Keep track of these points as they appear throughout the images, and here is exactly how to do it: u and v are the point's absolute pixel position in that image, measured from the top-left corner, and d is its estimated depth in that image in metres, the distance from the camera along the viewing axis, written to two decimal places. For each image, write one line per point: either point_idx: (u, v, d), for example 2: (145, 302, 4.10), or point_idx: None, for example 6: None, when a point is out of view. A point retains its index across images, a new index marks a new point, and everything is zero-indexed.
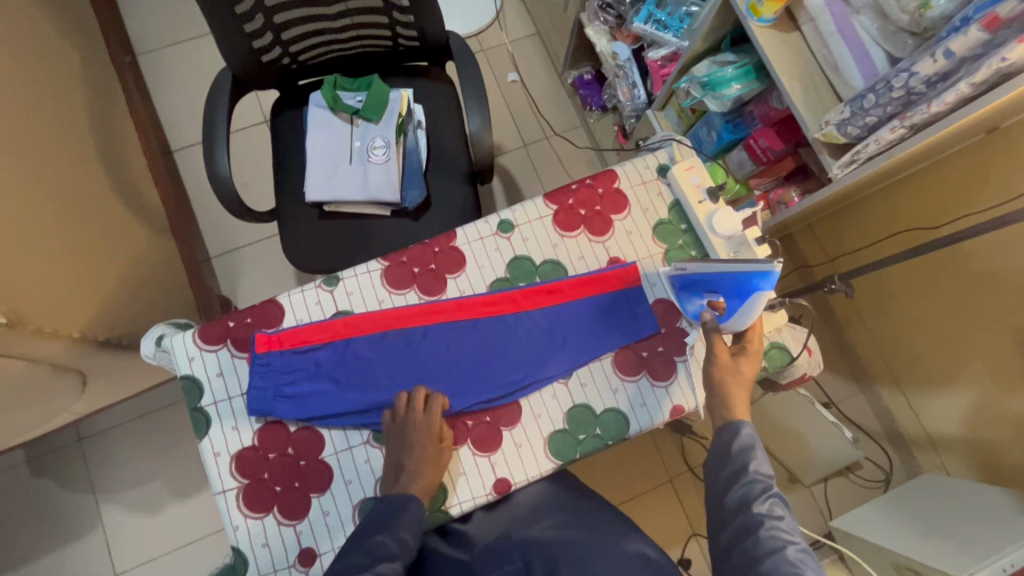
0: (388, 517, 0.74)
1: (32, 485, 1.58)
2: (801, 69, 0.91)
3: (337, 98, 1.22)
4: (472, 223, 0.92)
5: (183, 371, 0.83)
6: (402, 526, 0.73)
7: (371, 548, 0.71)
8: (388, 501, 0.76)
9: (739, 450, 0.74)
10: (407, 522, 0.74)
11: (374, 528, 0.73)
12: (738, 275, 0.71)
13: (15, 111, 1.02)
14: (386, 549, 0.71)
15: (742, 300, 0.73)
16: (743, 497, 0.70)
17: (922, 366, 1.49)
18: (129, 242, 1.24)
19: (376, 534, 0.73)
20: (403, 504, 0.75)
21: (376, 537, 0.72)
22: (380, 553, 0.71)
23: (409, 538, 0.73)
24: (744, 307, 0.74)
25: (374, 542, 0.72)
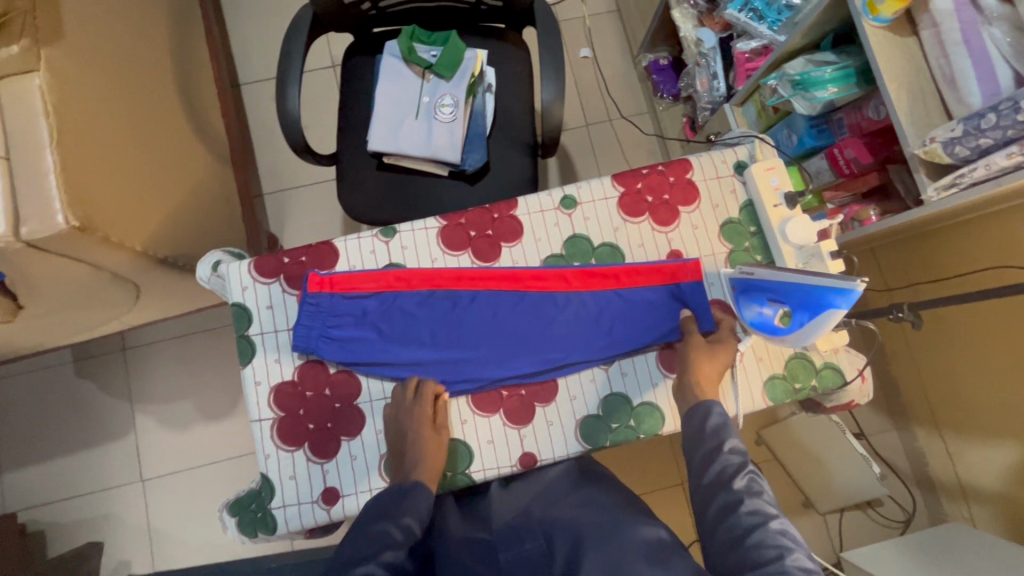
0: (393, 505, 0.74)
1: (76, 384, 1.67)
2: (911, 78, 0.85)
3: (412, 50, 1.20)
4: (535, 194, 0.89)
5: (236, 298, 0.84)
6: (405, 513, 0.73)
7: (376, 537, 0.71)
8: (392, 490, 0.76)
9: (712, 431, 0.75)
10: (413, 504, 0.74)
11: (377, 517, 0.73)
12: (811, 288, 0.68)
13: (105, 23, 1.04)
14: (390, 539, 0.70)
15: (810, 315, 0.70)
16: (718, 477, 0.71)
17: (966, 413, 1.40)
18: (193, 167, 1.26)
19: (380, 522, 0.72)
20: (409, 493, 0.75)
21: (378, 527, 0.72)
22: (385, 542, 0.70)
23: (413, 526, 0.73)
24: (811, 323, 0.70)
25: (379, 530, 0.71)
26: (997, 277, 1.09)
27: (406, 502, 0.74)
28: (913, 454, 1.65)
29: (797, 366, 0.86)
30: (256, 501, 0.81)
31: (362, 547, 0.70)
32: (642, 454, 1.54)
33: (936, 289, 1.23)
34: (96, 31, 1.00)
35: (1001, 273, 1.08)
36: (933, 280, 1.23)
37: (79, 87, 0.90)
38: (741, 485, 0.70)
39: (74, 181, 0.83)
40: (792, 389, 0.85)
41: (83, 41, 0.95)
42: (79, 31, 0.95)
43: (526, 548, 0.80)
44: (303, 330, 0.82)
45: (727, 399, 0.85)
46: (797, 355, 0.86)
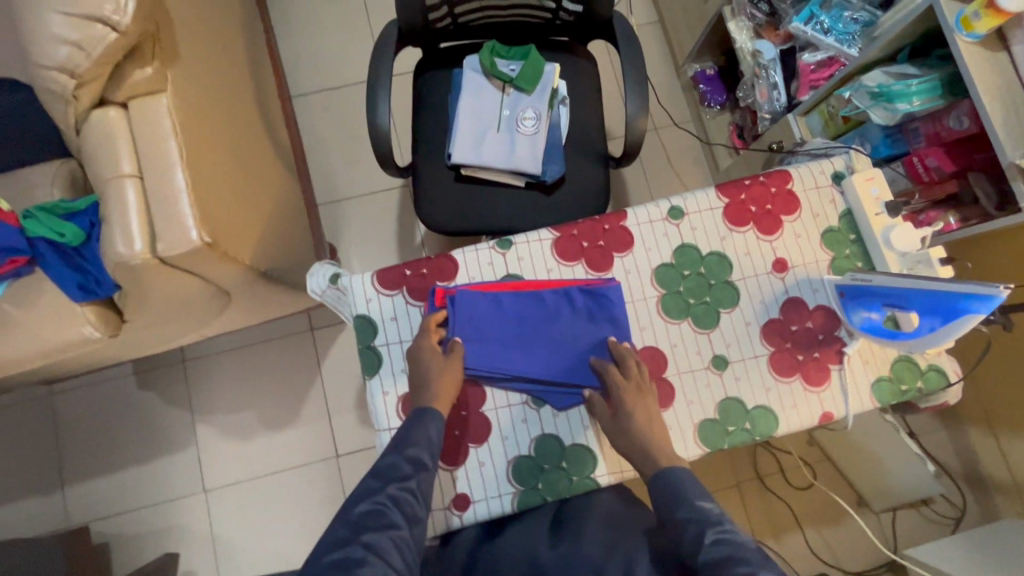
0: (403, 438, 0.76)
1: (135, 396, 1.67)
2: (1005, 92, 0.89)
3: (493, 64, 1.23)
4: (643, 205, 0.92)
5: (360, 310, 0.87)
6: (414, 444, 0.75)
7: (384, 468, 0.73)
8: (407, 422, 0.78)
9: (669, 503, 0.73)
10: (425, 433, 0.76)
11: (387, 449, 0.75)
12: (940, 295, 0.70)
13: (204, 42, 1.07)
14: (399, 472, 0.72)
15: (939, 322, 0.73)
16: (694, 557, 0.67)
17: (1023, 411, 1.43)
18: (273, 181, 1.29)
19: (392, 450, 0.75)
20: (421, 421, 0.77)
21: (387, 460, 0.74)
22: (393, 472, 0.73)
23: (420, 456, 0.74)
24: (939, 329, 0.73)
25: (388, 460, 0.74)
26: None
27: (416, 432, 0.76)
28: (964, 453, 1.68)
29: (903, 369, 0.89)
30: None
31: (371, 480, 0.72)
32: None
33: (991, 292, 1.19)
34: (199, 50, 1.03)
35: None
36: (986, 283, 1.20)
37: (196, 107, 0.93)
38: (715, 555, 0.65)
39: (203, 198, 0.85)
40: (899, 391, 0.88)
41: (193, 61, 0.98)
42: (189, 52, 0.97)
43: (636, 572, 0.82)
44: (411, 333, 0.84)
45: (837, 402, 0.88)
46: (903, 357, 0.89)
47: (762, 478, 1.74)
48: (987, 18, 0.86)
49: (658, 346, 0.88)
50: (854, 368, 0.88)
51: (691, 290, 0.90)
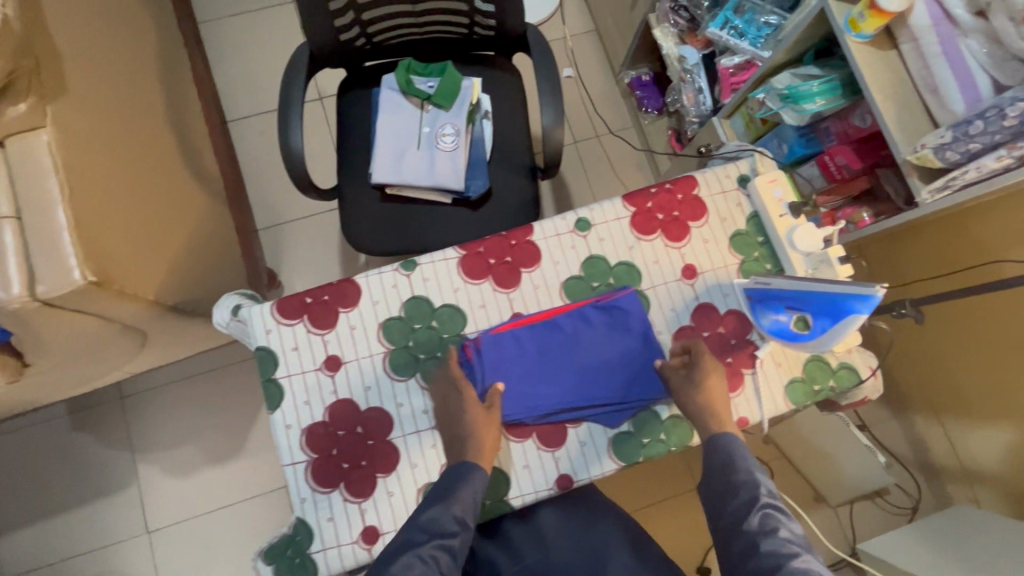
0: (445, 491, 0.74)
1: (72, 438, 1.61)
2: (896, 89, 0.90)
3: (410, 82, 1.22)
4: (550, 218, 0.92)
5: (260, 342, 0.84)
6: (459, 500, 0.73)
7: (427, 524, 0.71)
8: (448, 474, 0.76)
9: (726, 467, 0.75)
10: (466, 488, 0.74)
11: (432, 501, 0.74)
12: (830, 296, 0.71)
13: (100, 73, 1.04)
14: (442, 528, 0.71)
15: (832, 322, 0.73)
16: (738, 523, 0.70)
17: (962, 396, 1.45)
18: (192, 209, 1.25)
19: (434, 507, 0.73)
20: (466, 477, 0.75)
21: (432, 513, 0.72)
22: (438, 528, 0.71)
23: (466, 515, 0.73)
24: (833, 328, 0.73)
25: (430, 516, 0.72)
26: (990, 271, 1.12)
27: (461, 488, 0.74)
28: (915, 442, 1.69)
29: (814, 369, 0.89)
30: (293, 547, 0.80)
31: (415, 532, 0.71)
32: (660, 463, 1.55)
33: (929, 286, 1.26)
34: (94, 81, 0.99)
35: (993, 268, 1.11)
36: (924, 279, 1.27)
37: (85, 141, 0.90)
38: (758, 522, 0.68)
39: (90, 235, 0.82)
40: (812, 391, 0.88)
41: (85, 93, 0.95)
42: (80, 84, 0.94)
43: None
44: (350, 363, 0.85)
45: (751, 407, 0.87)
46: (814, 358, 0.89)
47: None
48: (872, 19, 0.87)
49: None
50: (765, 371, 0.88)
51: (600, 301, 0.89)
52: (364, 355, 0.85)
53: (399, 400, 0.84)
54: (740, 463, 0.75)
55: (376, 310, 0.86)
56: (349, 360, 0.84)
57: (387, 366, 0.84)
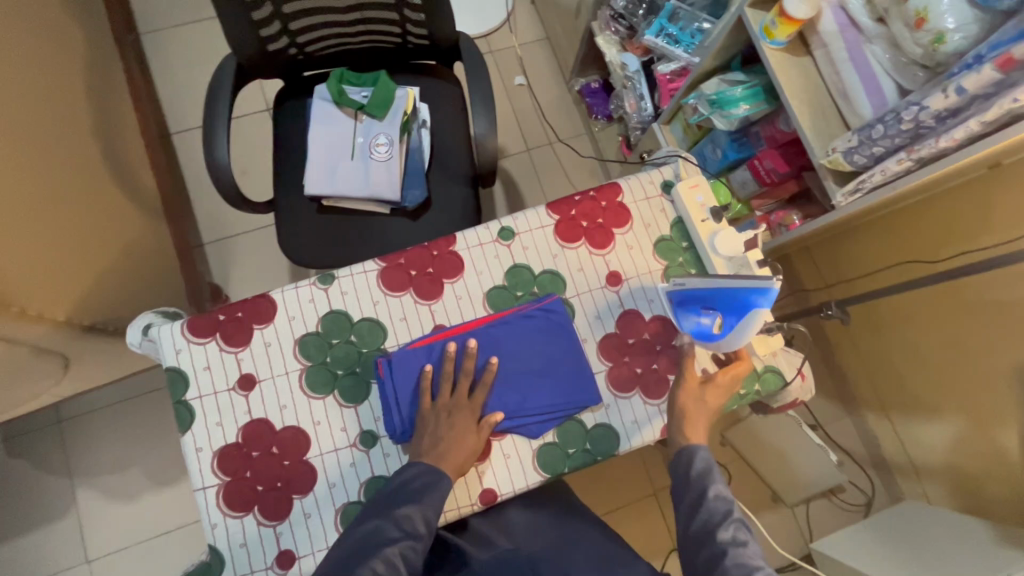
0: (415, 494, 0.73)
1: (6, 465, 1.49)
2: (811, 94, 0.91)
3: (342, 92, 1.20)
4: (473, 228, 0.91)
5: (170, 362, 0.81)
6: (429, 504, 0.72)
7: (398, 522, 0.71)
8: (422, 472, 0.75)
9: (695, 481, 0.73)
10: (438, 495, 0.73)
11: (402, 500, 0.73)
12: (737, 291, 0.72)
13: (8, 86, 0.99)
14: (412, 528, 0.71)
15: (739, 318, 0.74)
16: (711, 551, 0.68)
17: (905, 391, 1.46)
18: (118, 225, 1.20)
19: (404, 507, 0.72)
20: (440, 481, 0.74)
21: (404, 511, 0.71)
22: (408, 527, 0.71)
23: (434, 519, 0.72)
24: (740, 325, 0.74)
25: (401, 515, 0.71)
26: (917, 268, 1.17)
27: (433, 494, 0.73)
28: (868, 439, 1.65)
29: (740, 373, 0.89)
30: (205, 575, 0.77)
31: (386, 526, 0.70)
32: (617, 468, 1.53)
33: (867, 283, 1.30)
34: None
35: (921, 266, 1.16)
36: (864, 275, 1.31)
37: None
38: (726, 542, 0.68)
39: None
40: (737, 395, 0.89)
41: None
42: None
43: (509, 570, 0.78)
44: (259, 381, 0.82)
45: None
46: (740, 361, 0.89)
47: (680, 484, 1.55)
48: (783, 26, 0.88)
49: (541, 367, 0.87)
50: None
51: None
52: (279, 373, 0.82)
53: (315, 419, 0.81)
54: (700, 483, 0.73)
55: (292, 326, 0.84)
56: (263, 378, 0.82)
57: (304, 384, 0.82)
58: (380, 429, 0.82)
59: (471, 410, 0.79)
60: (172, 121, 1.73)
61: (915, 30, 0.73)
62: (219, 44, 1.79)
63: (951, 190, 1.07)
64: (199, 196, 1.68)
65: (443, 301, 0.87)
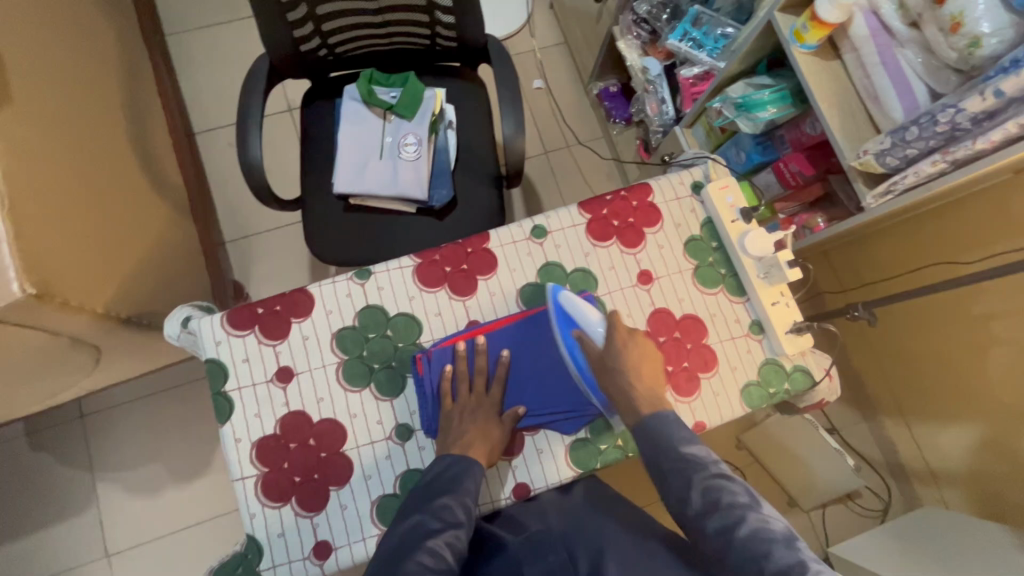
0: (450, 483, 0.74)
1: (29, 458, 1.51)
2: (841, 98, 0.93)
3: (372, 92, 1.22)
4: (506, 226, 0.92)
5: (210, 354, 0.83)
6: (465, 491, 0.73)
7: (437, 512, 0.71)
8: (452, 463, 0.75)
9: (653, 449, 0.73)
10: (473, 482, 0.74)
11: (438, 491, 0.73)
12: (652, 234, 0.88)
13: (49, 83, 1.01)
14: (452, 516, 0.71)
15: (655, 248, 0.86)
16: (702, 507, 0.68)
17: (924, 396, 1.45)
18: (149, 221, 1.22)
19: (440, 497, 0.73)
20: (470, 470, 0.75)
21: (441, 502, 0.72)
22: (447, 516, 0.71)
23: (472, 506, 0.73)
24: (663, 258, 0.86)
25: (439, 505, 0.72)
26: (939, 272, 1.18)
27: (467, 481, 0.74)
28: (885, 444, 1.65)
29: (770, 372, 0.90)
30: (243, 564, 0.78)
31: (427, 518, 0.70)
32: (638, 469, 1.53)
33: (885, 287, 1.31)
34: (42, 92, 0.97)
35: (945, 269, 1.16)
36: (883, 280, 1.32)
37: (28, 151, 0.87)
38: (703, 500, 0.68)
39: (29, 247, 0.80)
40: (767, 394, 0.89)
41: (32, 104, 0.93)
42: (25, 94, 0.92)
43: (549, 561, 0.77)
44: (296, 373, 0.83)
45: (708, 412, 0.88)
46: (769, 360, 0.90)
47: None
48: (814, 30, 0.89)
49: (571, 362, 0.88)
50: (721, 377, 0.89)
51: None
52: (317, 366, 0.83)
53: (352, 411, 0.83)
54: (666, 444, 0.73)
55: (330, 320, 0.85)
56: (301, 371, 0.83)
57: (341, 377, 0.83)
58: (414, 422, 0.83)
59: (491, 407, 0.82)
60: (197, 121, 1.75)
61: (951, 34, 0.74)
62: (244, 47, 1.82)
63: (974, 194, 1.07)
64: (222, 195, 1.70)
65: (477, 298, 0.88)
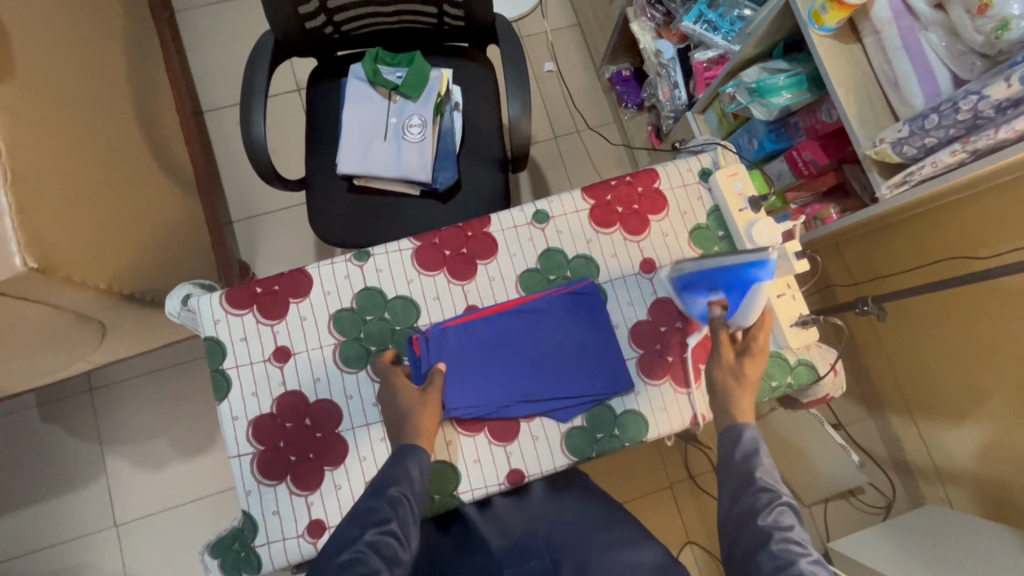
0: (380, 481, 0.72)
1: (41, 428, 1.54)
2: (859, 84, 0.89)
3: (377, 72, 1.20)
4: (507, 210, 0.90)
5: (208, 332, 0.83)
6: (392, 484, 0.71)
7: (362, 516, 0.69)
8: (387, 460, 0.74)
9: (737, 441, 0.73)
10: (404, 471, 0.72)
11: (365, 494, 0.71)
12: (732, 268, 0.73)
13: (55, 57, 1.01)
14: (378, 515, 0.69)
15: (742, 295, 0.73)
16: (748, 510, 0.67)
17: (935, 396, 1.41)
18: (155, 198, 1.22)
19: (368, 499, 0.70)
20: (399, 459, 0.73)
21: (365, 504, 0.70)
22: (374, 518, 0.68)
23: (404, 497, 0.70)
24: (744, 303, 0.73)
25: (366, 508, 0.70)
26: (955, 266, 1.14)
27: (396, 470, 0.72)
28: (890, 441, 1.63)
29: (773, 365, 0.88)
30: (238, 540, 0.79)
31: (351, 527, 0.68)
32: (640, 457, 1.53)
33: (897, 281, 1.28)
34: (47, 66, 0.97)
35: (958, 264, 1.13)
36: (895, 274, 1.29)
37: (32, 126, 0.87)
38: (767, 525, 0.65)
39: (30, 221, 0.80)
40: (770, 388, 0.87)
41: (36, 79, 0.93)
42: (29, 67, 0.92)
43: None
44: (292, 353, 0.83)
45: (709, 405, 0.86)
46: (773, 354, 0.88)
47: (696, 478, 1.52)
48: (833, 11, 0.86)
49: None
50: None
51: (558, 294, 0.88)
52: (314, 347, 0.83)
53: (347, 393, 0.83)
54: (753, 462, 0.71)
55: (327, 301, 0.85)
56: (298, 351, 0.83)
57: (338, 358, 0.83)
58: None
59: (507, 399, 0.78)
60: (206, 99, 1.74)
61: (978, 16, 0.71)
62: (253, 24, 1.80)
63: (990, 189, 1.03)
64: (229, 174, 1.70)
65: (476, 282, 0.87)
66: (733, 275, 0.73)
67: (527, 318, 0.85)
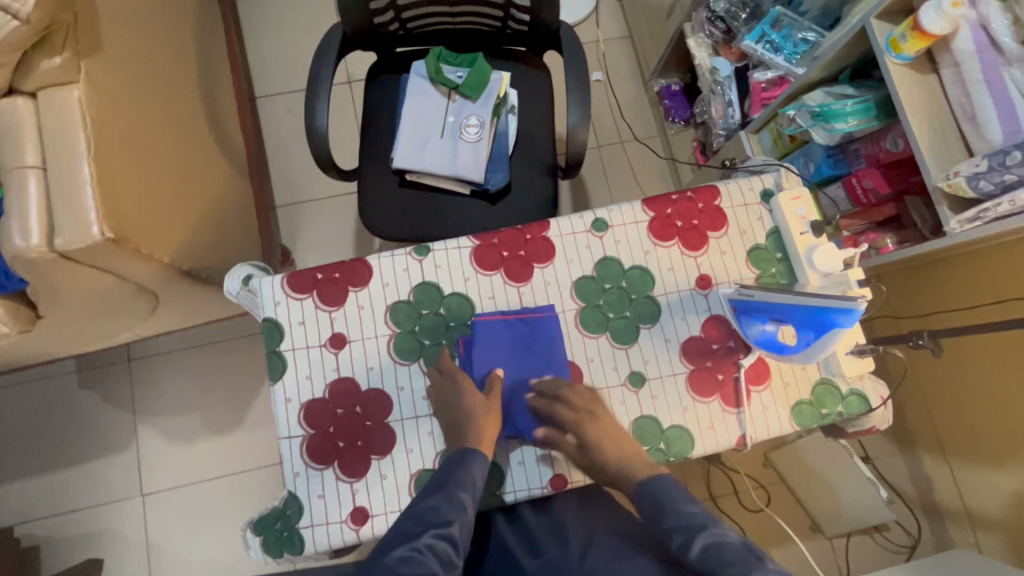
0: (443, 482, 0.73)
1: (78, 394, 1.58)
2: (933, 114, 0.88)
3: (439, 71, 1.22)
4: (567, 216, 0.91)
5: (268, 313, 0.85)
6: (460, 488, 0.72)
7: (422, 515, 0.69)
8: (450, 463, 0.75)
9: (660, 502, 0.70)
10: (469, 476, 0.73)
11: (429, 492, 0.72)
12: (812, 311, 0.71)
13: (136, 36, 1.04)
14: (440, 515, 0.69)
15: (817, 335, 0.74)
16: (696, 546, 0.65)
17: (971, 437, 1.38)
18: (214, 179, 1.26)
19: (430, 497, 0.71)
20: (464, 462, 0.74)
21: (427, 503, 0.71)
22: (434, 516, 0.69)
23: (466, 503, 0.71)
24: (818, 341, 0.74)
25: (426, 507, 0.70)
26: (1008, 308, 1.12)
27: (460, 474, 0.73)
28: (919, 480, 1.60)
29: (823, 393, 0.87)
30: (281, 520, 0.80)
31: (411, 524, 0.68)
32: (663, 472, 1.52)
33: (945, 319, 1.26)
34: (129, 44, 1.00)
35: (1010, 306, 1.11)
36: (942, 312, 1.26)
37: (115, 100, 0.91)
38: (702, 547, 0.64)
39: (108, 194, 0.83)
40: (819, 414, 0.86)
41: (121, 57, 0.96)
42: (115, 44, 0.95)
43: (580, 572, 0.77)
44: (348, 341, 0.84)
45: (755, 427, 0.85)
46: (825, 381, 0.87)
47: None
48: (913, 40, 0.84)
49: (631, 362, 0.87)
50: (775, 392, 0.86)
51: (610, 304, 0.88)
52: (369, 336, 0.85)
53: (399, 384, 0.84)
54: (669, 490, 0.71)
55: (385, 293, 0.86)
56: (354, 339, 0.84)
57: (392, 349, 0.84)
58: None
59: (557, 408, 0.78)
60: (261, 85, 1.78)
61: None
62: (310, 17, 1.83)
63: None
64: (277, 161, 1.73)
65: (532, 286, 0.87)
66: (807, 317, 0.73)
67: (547, 332, 0.85)
